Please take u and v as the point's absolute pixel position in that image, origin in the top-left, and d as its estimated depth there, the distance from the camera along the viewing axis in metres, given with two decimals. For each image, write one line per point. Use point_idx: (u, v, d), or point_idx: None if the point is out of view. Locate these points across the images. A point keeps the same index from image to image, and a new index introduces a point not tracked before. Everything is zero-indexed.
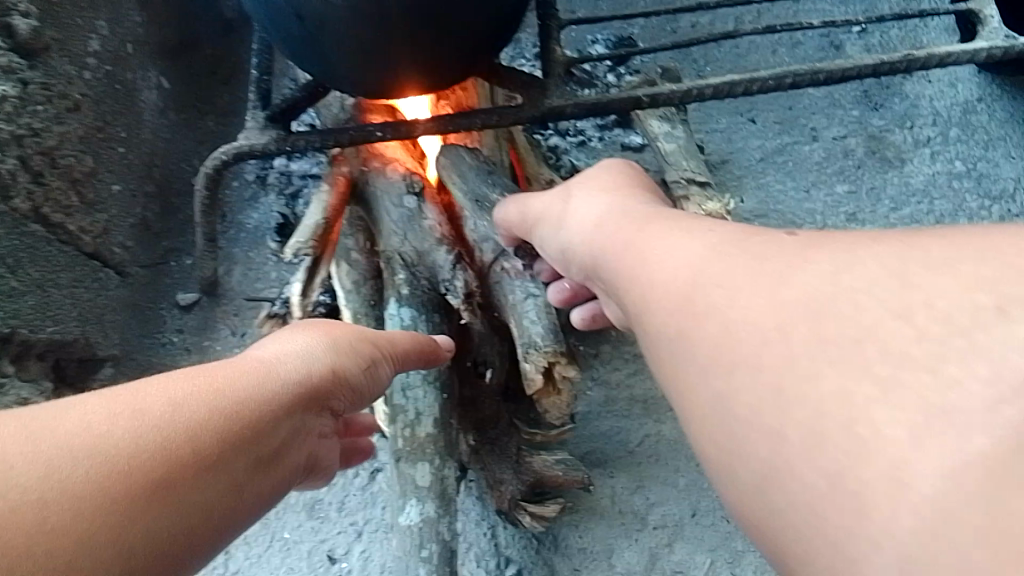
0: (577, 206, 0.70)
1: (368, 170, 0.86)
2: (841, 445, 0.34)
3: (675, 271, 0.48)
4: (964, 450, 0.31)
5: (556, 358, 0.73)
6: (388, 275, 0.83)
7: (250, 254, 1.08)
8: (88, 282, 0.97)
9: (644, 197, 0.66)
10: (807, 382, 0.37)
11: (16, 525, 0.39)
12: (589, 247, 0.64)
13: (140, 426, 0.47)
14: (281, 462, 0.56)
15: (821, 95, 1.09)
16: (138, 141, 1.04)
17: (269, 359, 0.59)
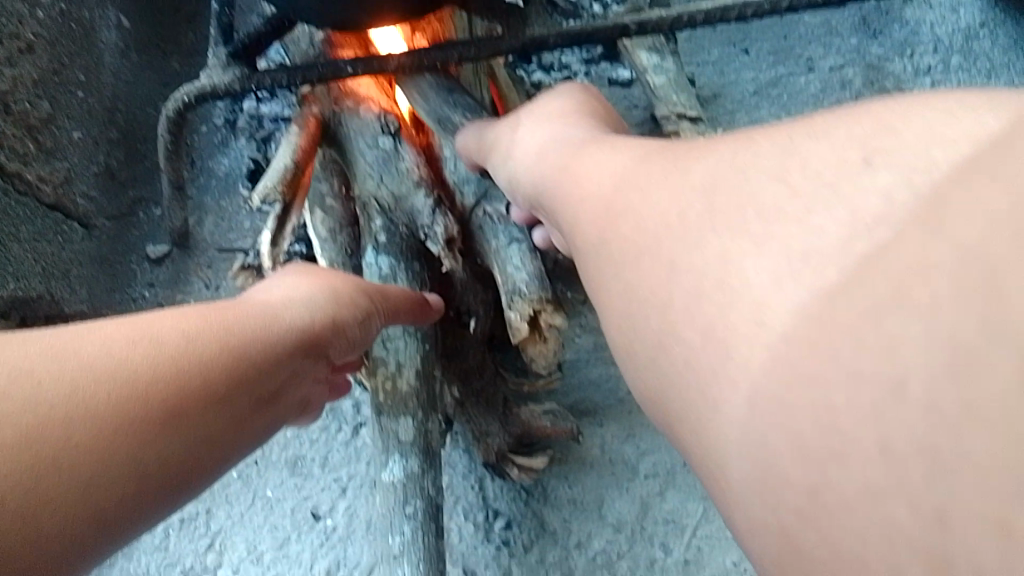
0: (523, 134, 0.67)
1: (341, 110, 0.80)
2: (717, 314, 0.33)
3: (602, 183, 0.49)
4: (811, 285, 0.29)
5: (542, 305, 0.69)
6: (365, 221, 0.80)
7: (222, 203, 1.03)
8: (51, 236, 0.92)
9: (591, 121, 0.64)
10: (691, 258, 0.36)
11: (42, 439, 0.42)
12: (532, 175, 0.63)
13: (160, 356, 0.48)
14: (282, 404, 0.57)
15: (817, 22, 1.03)
16: (99, 85, 0.98)
17: (279, 301, 0.60)
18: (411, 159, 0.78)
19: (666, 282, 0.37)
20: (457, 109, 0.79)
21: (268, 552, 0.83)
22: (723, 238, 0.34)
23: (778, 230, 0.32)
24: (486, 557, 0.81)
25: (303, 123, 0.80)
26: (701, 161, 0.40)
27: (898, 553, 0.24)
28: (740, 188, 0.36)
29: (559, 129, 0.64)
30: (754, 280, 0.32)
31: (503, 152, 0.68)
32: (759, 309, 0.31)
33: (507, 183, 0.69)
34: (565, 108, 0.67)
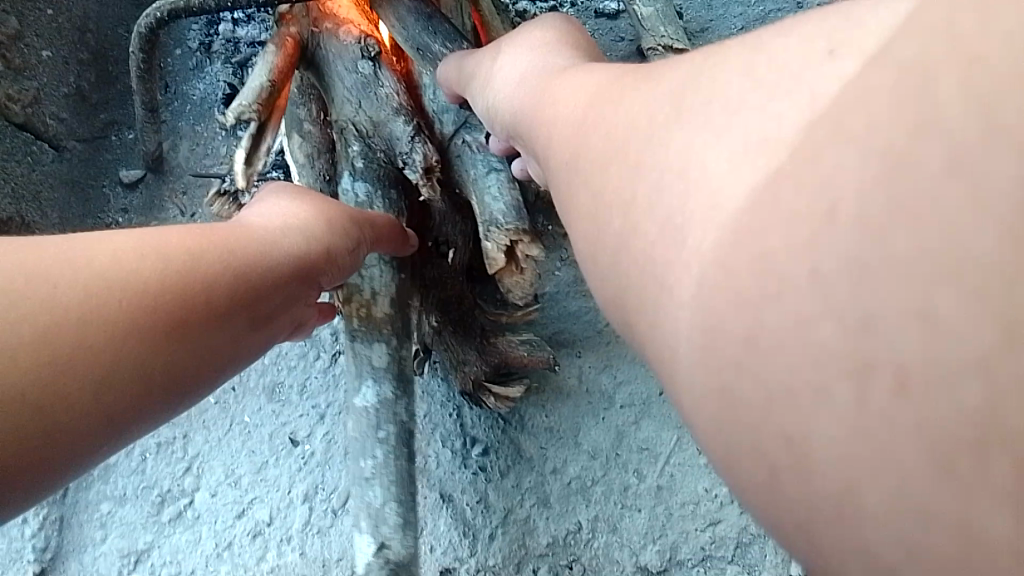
0: (505, 63, 0.66)
1: (321, 31, 0.78)
2: (668, 209, 0.32)
3: (575, 105, 0.49)
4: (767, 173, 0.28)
5: (518, 236, 0.69)
6: (342, 146, 0.79)
7: (197, 128, 1.01)
8: (21, 154, 0.90)
9: (571, 49, 0.62)
10: (662, 150, 0.34)
11: (57, 338, 0.44)
12: (512, 105, 0.61)
13: (169, 269, 0.49)
14: (275, 324, 0.58)
15: None
16: (68, 3, 0.95)
17: (276, 226, 0.59)
18: (392, 85, 0.76)
19: (632, 186, 0.35)
20: (436, 36, 0.77)
21: (247, 476, 0.84)
22: (689, 135, 0.33)
23: (738, 121, 0.31)
24: (463, 482, 0.82)
25: (281, 41, 0.77)
26: (668, 75, 0.38)
27: (825, 373, 0.25)
28: (707, 90, 0.34)
29: (538, 59, 0.63)
30: (716, 171, 0.31)
31: (483, 82, 0.67)
32: (715, 196, 0.30)
33: (486, 114, 0.68)
34: (545, 35, 0.65)
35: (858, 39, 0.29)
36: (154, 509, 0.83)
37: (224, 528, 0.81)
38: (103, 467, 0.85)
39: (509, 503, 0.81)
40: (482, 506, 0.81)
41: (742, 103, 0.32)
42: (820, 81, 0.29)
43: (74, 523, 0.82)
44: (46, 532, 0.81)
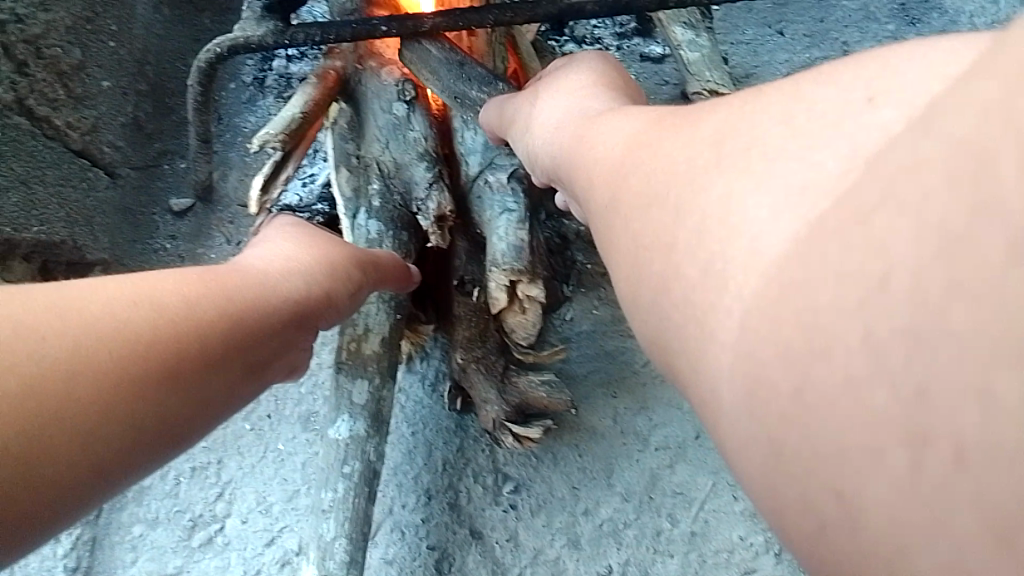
0: (543, 110, 0.66)
1: (363, 69, 0.82)
2: (706, 249, 0.33)
3: (613, 146, 0.50)
4: (796, 219, 0.29)
5: (518, 277, 0.73)
6: (362, 182, 0.83)
7: (247, 159, 1.04)
8: (77, 181, 0.92)
9: (607, 92, 0.63)
10: (697, 194, 0.35)
11: (47, 388, 0.43)
12: (552, 148, 0.62)
13: (160, 317, 0.49)
14: (271, 368, 0.57)
15: (855, 7, 1.02)
16: (130, 37, 0.97)
17: (276, 271, 0.60)
18: (422, 130, 0.80)
19: (671, 228, 0.36)
20: (472, 83, 0.77)
21: (278, 503, 0.84)
22: (727, 180, 0.34)
23: (776, 170, 0.32)
24: (493, 519, 0.81)
25: (323, 75, 0.82)
26: (712, 120, 0.39)
27: None
28: (747, 137, 0.35)
29: (578, 101, 0.64)
30: (752, 220, 0.31)
31: (524, 126, 0.68)
32: (754, 242, 0.30)
33: (528, 157, 0.68)
34: (580, 79, 0.66)
35: (901, 87, 0.31)
36: (184, 533, 0.83)
37: (253, 556, 0.81)
38: (136, 490, 0.86)
39: (538, 543, 0.80)
40: (512, 544, 0.80)
41: (780, 151, 0.33)
42: (862, 131, 0.30)
43: (106, 544, 0.83)
44: (79, 553, 0.82)
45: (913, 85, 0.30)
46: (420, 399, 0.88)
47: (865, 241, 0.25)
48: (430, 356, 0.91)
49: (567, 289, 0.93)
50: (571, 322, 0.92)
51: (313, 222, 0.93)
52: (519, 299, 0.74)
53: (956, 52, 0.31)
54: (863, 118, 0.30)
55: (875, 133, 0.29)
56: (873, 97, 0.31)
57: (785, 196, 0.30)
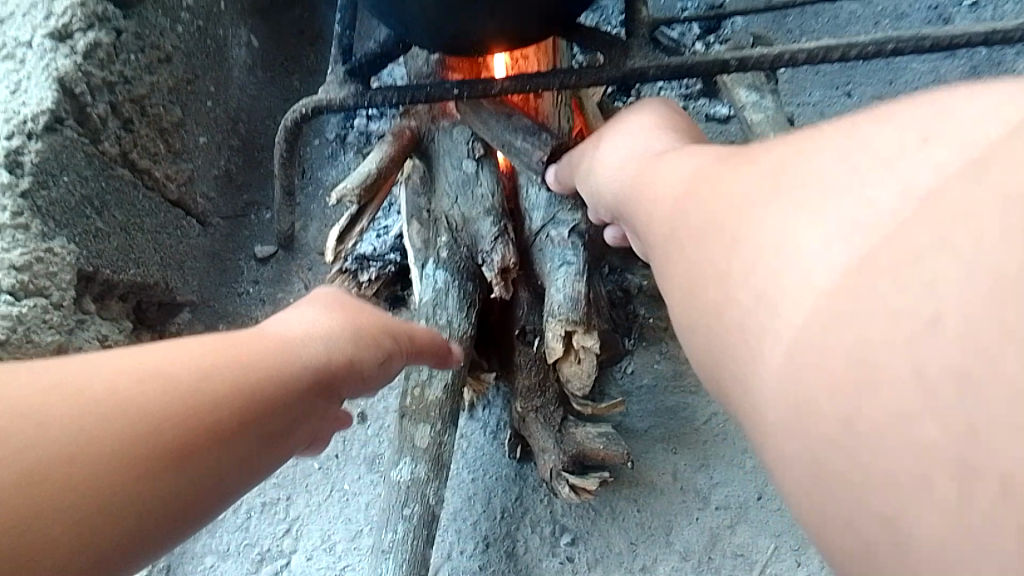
0: (613, 150, 0.69)
1: (437, 128, 0.86)
2: (765, 276, 0.35)
3: (675, 182, 0.52)
4: (849, 250, 0.32)
5: (573, 327, 0.77)
6: (432, 234, 0.86)
7: (327, 211, 1.10)
8: (172, 229, 0.98)
9: (663, 134, 0.66)
10: (757, 227, 0.37)
11: (45, 472, 0.37)
12: (613, 187, 0.65)
13: (162, 392, 0.43)
14: (294, 438, 0.50)
15: (924, 70, 1.00)
16: (225, 97, 1.05)
17: (296, 338, 0.53)
18: (489, 186, 0.84)
19: (732, 256, 0.38)
20: (518, 134, 0.80)
21: (341, 542, 0.87)
22: (784, 214, 0.36)
23: (835, 205, 0.34)
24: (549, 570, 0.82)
25: (398, 134, 0.87)
26: (772, 156, 0.41)
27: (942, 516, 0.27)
28: (803, 173, 0.37)
29: (638, 142, 0.66)
30: (806, 254, 0.34)
31: (588, 168, 0.71)
32: (808, 273, 0.33)
33: (591, 198, 0.71)
34: (645, 122, 0.69)
35: (946, 131, 0.33)
36: (253, 566, 0.87)
37: None
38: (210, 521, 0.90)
39: None
40: None
41: (835, 184, 0.35)
42: (909, 172, 0.32)
43: (178, 572, 0.86)
44: None
45: (972, 125, 0.32)
46: (480, 446, 0.90)
47: (917, 279, 0.28)
48: (492, 403, 0.93)
49: (629, 342, 0.94)
50: (632, 375, 0.93)
51: (385, 270, 0.97)
52: (574, 350, 0.78)
53: (1002, 101, 0.33)
54: (910, 159, 0.33)
55: (924, 176, 0.32)
56: (923, 138, 0.34)
57: (840, 230, 0.33)
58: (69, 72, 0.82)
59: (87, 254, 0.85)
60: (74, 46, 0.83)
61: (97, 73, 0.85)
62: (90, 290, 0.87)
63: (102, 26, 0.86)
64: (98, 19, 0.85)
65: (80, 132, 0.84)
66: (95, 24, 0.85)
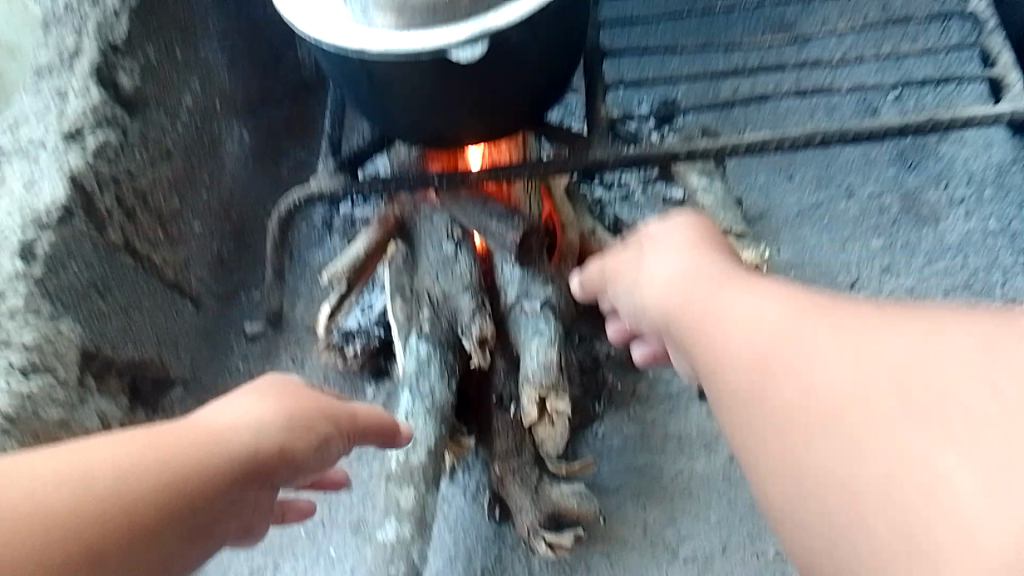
0: (650, 266, 0.64)
1: (420, 213, 0.93)
2: (911, 502, 0.35)
3: (753, 330, 0.48)
4: (1004, 501, 0.33)
5: (547, 393, 0.84)
6: (416, 309, 0.94)
7: (313, 290, 1.16)
8: (167, 309, 1.03)
9: (709, 251, 0.63)
10: (894, 444, 0.37)
11: None
12: (661, 305, 0.59)
13: (134, 472, 0.49)
14: (220, 529, 0.54)
15: (856, 155, 1.11)
16: (219, 187, 1.13)
17: (223, 429, 0.57)
18: (467, 265, 0.92)
19: (865, 466, 0.38)
20: (492, 217, 0.89)
21: None
22: (923, 438, 0.36)
23: (984, 444, 0.35)
24: None
25: (383, 220, 0.95)
26: (913, 337, 0.41)
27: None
28: (936, 389, 0.38)
29: (687, 258, 0.62)
30: (963, 485, 0.34)
31: (632, 280, 0.66)
32: (966, 515, 0.33)
33: (631, 310, 0.66)
34: (682, 238, 0.66)
35: None
36: None
37: None
38: None
39: None
40: None
41: (978, 401, 0.36)
42: None
43: None
44: None
45: None
46: (461, 508, 0.95)
47: None
48: (472, 467, 0.99)
49: (599, 407, 1.01)
50: (602, 437, 0.99)
51: (369, 344, 1.04)
52: (548, 413, 0.84)
53: None
54: None
55: None
56: None
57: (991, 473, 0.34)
58: (79, 168, 0.90)
59: (93, 335, 0.91)
60: (85, 142, 0.91)
61: (105, 168, 0.93)
62: (90, 367, 0.91)
63: (111, 125, 0.94)
64: (107, 119, 0.94)
65: (88, 223, 0.91)
66: (105, 123, 0.94)
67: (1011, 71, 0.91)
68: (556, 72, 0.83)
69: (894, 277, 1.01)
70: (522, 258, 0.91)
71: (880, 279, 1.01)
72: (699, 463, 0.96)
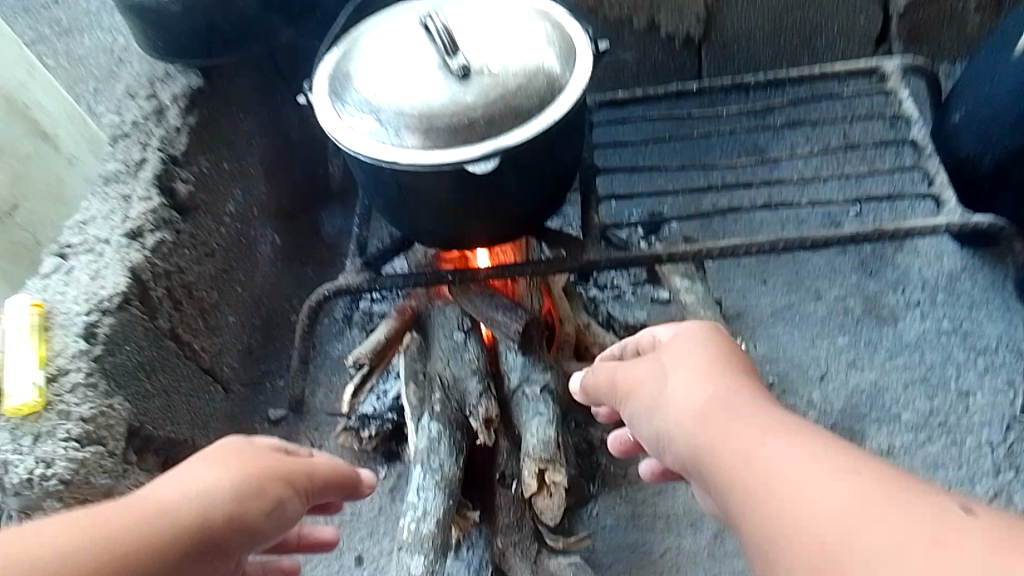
0: (678, 396, 0.62)
1: (433, 305, 1.07)
2: None
3: (803, 495, 0.45)
4: None
5: (546, 464, 0.94)
6: (428, 392, 1.05)
7: (333, 378, 1.28)
8: (202, 393, 1.14)
9: (739, 380, 0.62)
10: None
11: None
12: (688, 434, 0.58)
13: (88, 548, 0.53)
14: None
15: (823, 263, 1.25)
16: (253, 284, 1.26)
17: (169, 500, 0.60)
18: (475, 352, 1.04)
19: None
20: (498, 309, 1.02)
21: None
22: None
23: None
24: None
25: (400, 311, 1.07)
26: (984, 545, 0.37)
27: None
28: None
29: (717, 387, 0.61)
30: None
31: (651, 404, 0.65)
32: None
33: (657, 439, 0.64)
34: (713, 369, 0.64)
35: None
36: None
37: None
38: None
39: None
40: None
41: None
42: None
43: None
44: None
45: None
46: None
47: None
48: (474, 545, 1.04)
49: (593, 488, 1.10)
50: (597, 516, 1.08)
51: (383, 426, 1.14)
52: (546, 484, 0.94)
53: None
54: None
55: None
56: None
57: None
58: (140, 262, 1.03)
59: (136, 413, 1.01)
60: (145, 242, 1.05)
61: (161, 264, 1.06)
62: (132, 443, 1.00)
63: (167, 227, 1.08)
64: (165, 222, 1.08)
65: (141, 311, 1.03)
66: (163, 225, 1.07)
67: (946, 189, 1.04)
68: (556, 187, 0.97)
69: (859, 370, 1.14)
70: (525, 346, 1.03)
71: (847, 372, 1.13)
72: (686, 540, 1.04)
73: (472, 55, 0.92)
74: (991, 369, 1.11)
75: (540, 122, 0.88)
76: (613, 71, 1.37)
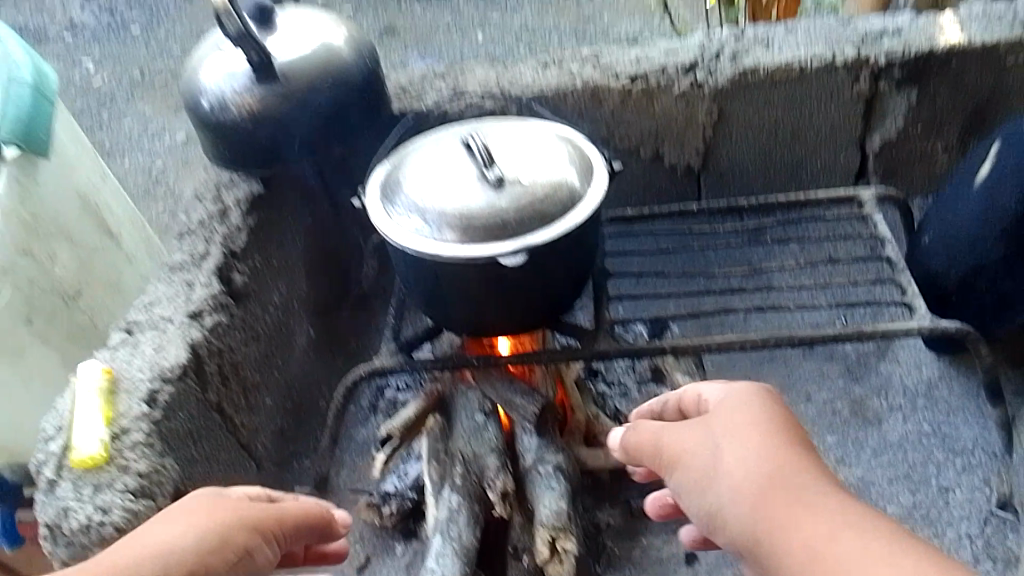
0: (731, 476, 0.72)
1: (456, 389, 1.18)
2: None
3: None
4: None
5: (559, 532, 1.04)
6: (448, 467, 1.13)
7: (357, 460, 1.36)
8: (237, 466, 1.23)
9: (787, 451, 0.73)
10: None
11: None
12: (744, 515, 0.68)
13: None
14: None
15: (813, 369, 1.36)
16: (288, 370, 1.37)
17: (141, 556, 0.69)
18: (494, 433, 1.14)
19: None
20: (515, 392, 1.14)
21: None
22: None
23: None
24: None
25: (427, 393, 1.18)
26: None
27: None
28: None
29: (767, 464, 0.71)
30: None
31: (702, 478, 0.74)
32: None
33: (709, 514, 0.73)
34: (760, 445, 0.73)
35: None
36: None
37: None
38: None
39: None
40: None
41: None
42: None
43: None
44: None
45: None
46: None
47: None
48: None
49: (599, 568, 1.17)
50: None
51: (403, 503, 1.22)
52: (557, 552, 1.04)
53: None
54: None
55: None
56: None
57: None
58: (199, 339, 1.15)
59: (184, 477, 1.09)
60: (204, 322, 1.17)
61: (215, 342, 1.18)
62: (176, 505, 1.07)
63: (222, 310, 1.20)
64: (220, 305, 1.20)
65: (195, 382, 1.14)
66: (219, 308, 1.20)
67: (916, 297, 1.17)
68: (573, 284, 1.11)
69: (848, 466, 1.23)
70: (539, 427, 1.13)
71: (836, 467, 1.22)
72: None
73: (504, 166, 1.08)
74: (969, 468, 1.20)
75: (563, 224, 1.02)
76: (623, 192, 1.54)
